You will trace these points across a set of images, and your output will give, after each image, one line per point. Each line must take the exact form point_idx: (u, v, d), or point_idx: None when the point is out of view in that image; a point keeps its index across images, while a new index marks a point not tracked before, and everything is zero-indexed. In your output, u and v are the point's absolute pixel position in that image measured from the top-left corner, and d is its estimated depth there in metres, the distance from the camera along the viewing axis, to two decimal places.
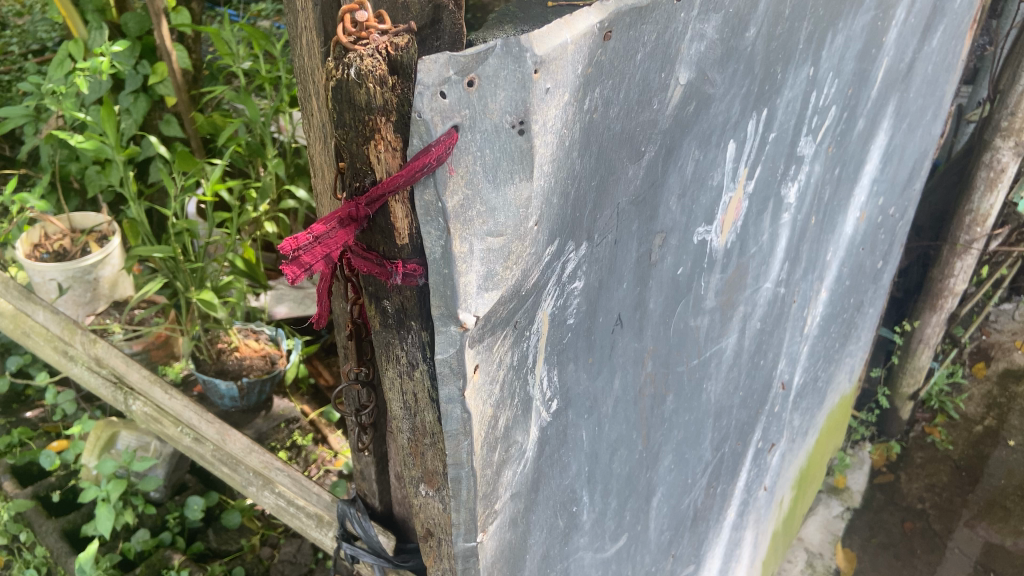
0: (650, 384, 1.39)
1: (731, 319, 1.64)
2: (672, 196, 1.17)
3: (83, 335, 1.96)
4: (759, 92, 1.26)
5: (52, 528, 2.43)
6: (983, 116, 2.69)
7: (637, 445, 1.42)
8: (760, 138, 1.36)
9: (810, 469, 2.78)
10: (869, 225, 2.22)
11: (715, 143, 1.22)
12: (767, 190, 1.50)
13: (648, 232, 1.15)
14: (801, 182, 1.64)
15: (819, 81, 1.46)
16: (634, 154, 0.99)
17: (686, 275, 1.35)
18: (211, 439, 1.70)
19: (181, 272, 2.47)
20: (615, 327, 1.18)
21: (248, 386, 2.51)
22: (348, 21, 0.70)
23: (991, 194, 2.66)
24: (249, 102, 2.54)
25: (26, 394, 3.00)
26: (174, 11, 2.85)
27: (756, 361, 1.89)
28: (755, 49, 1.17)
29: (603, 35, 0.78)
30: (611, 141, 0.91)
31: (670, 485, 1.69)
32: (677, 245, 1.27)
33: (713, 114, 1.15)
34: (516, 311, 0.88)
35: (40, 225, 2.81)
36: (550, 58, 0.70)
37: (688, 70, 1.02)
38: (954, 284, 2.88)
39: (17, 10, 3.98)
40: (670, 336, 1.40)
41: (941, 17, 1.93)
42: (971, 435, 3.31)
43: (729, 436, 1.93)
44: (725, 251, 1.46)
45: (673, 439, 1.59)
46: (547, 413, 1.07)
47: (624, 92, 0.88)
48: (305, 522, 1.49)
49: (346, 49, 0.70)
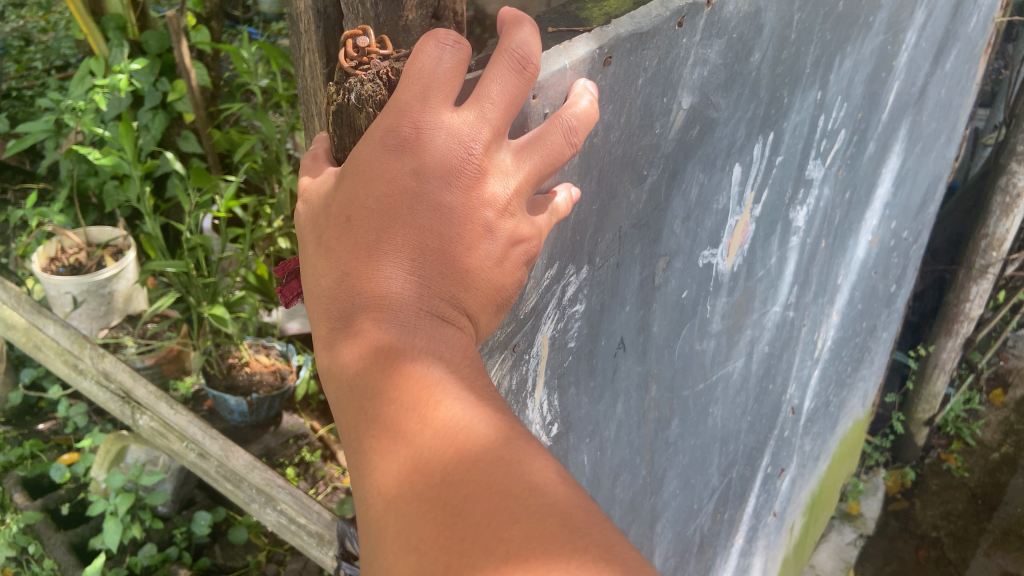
0: (653, 408, 1.40)
1: (738, 343, 1.62)
2: (677, 220, 1.17)
3: (91, 349, 1.97)
4: (766, 115, 1.25)
5: (60, 540, 2.48)
6: (998, 140, 2.67)
7: (640, 469, 1.45)
8: (768, 162, 1.35)
9: (822, 495, 2.74)
10: (881, 248, 2.20)
11: (721, 167, 1.22)
12: (776, 214, 1.50)
13: (651, 255, 1.16)
14: (811, 206, 1.63)
15: (829, 105, 1.46)
16: (637, 178, 1.02)
17: (691, 299, 1.35)
18: (213, 455, 1.69)
19: (193, 288, 2.50)
20: (619, 351, 1.20)
21: (257, 403, 2.52)
22: (348, 46, 0.72)
23: (1007, 218, 2.63)
24: (265, 119, 2.56)
25: (39, 407, 3.01)
26: (194, 29, 2.88)
27: (766, 386, 1.88)
28: (761, 74, 1.17)
29: (602, 61, 0.85)
30: (613, 165, 0.95)
31: (677, 509, 1.69)
32: (683, 268, 1.27)
33: (717, 137, 1.15)
34: (514, 336, 0.92)
35: (57, 239, 2.83)
36: (548, 83, 0.79)
37: (691, 95, 1.03)
38: (970, 309, 2.84)
39: (42, 26, 4.05)
40: (676, 360, 1.40)
41: (954, 41, 1.92)
42: (988, 462, 3.24)
43: (736, 460, 1.92)
44: (732, 274, 1.45)
45: (678, 464, 1.59)
46: (548, 436, 1.11)
47: (625, 116, 0.93)
48: (306, 540, 1.49)
49: (361, 85, 0.79)
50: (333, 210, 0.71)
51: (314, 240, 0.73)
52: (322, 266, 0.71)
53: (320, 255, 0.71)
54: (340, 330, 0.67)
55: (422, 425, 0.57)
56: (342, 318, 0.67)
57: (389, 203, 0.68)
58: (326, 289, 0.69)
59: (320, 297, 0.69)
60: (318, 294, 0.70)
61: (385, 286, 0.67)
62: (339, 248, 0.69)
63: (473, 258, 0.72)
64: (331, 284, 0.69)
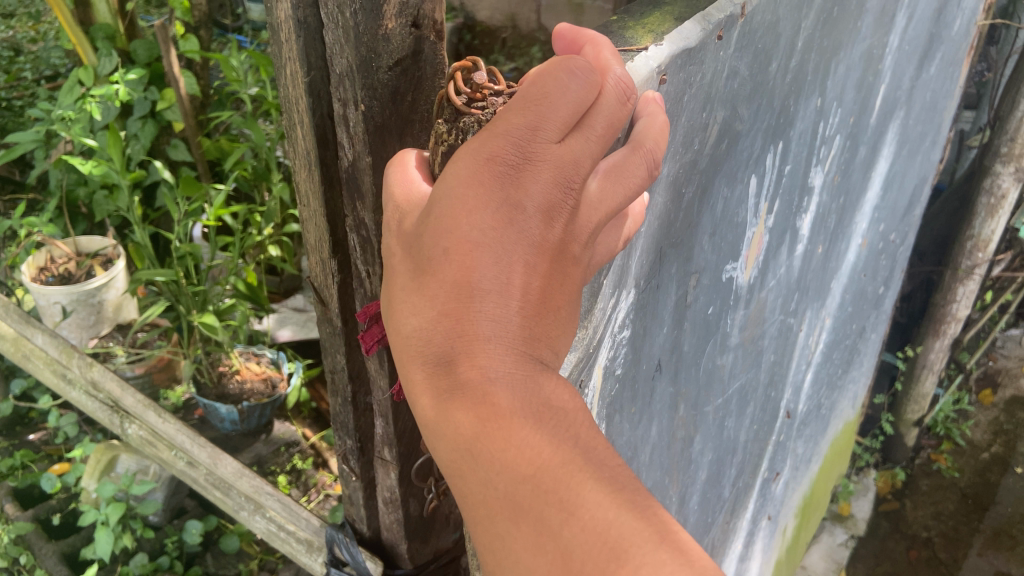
0: (681, 427, 1.42)
1: (754, 354, 1.65)
2: (706, 235, 1.18)
3: (79, 358, 1.97)
4: (777, 125, 1.27)
5: (52, 550, 2.47)
6: (983, 142, 2.69)
7: (669, 492, 1.48)
8: (777, 172, 1.36)
9: (813, 497, 2.76)
10: (869, 250, 2.22)
11: (742, 179, 1.23)
12: (785, 222, 1.51)
13: (685, 274, 1.17)
14: (813, 213, 1.65)
15: (824, 111, 1.48)
16: (677, 196, 1.03)
17: (715, 313, 1.36)
18: (202, 463, 1.68)
19: (183, 296, 2.49)
20: (655, 373, 1.21)
21: (248, 410, 2.53)
22: (460, 81, 0.72)
23: (992, 219, 2.65)
24: (254, 127, 2.56)
25: (30, 417, 3.00)
26: (184, 38, 2.88)
27: (769, 393, 1.89)
28: (777, 84, 1.18)
29: (659, 78, 0.85)
30: (659, 183, 0.96)
31: (698, 525, 1.72)
32: (709, 283, 1.28)
33: (741, 156, 1.16)
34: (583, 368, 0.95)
35: (47, 249, 2.83)
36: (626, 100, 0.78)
37: (723, 109, 1.04)
38: (957, 309, 2.86)
39: (31, 37, 4.05)
40: (700, 377, 1.41)
41: (937, 45, 1.94)
42: (977, 462, 3.26)
43: (741, 470, 1.93)
44: (748, 285, 1.46)
45: (700, 480, 1.62)
46: None
47: (673, 133, 0.93)
48: (295, 547, 1.50)
49: (458, 114, 0.72)
50: (425, 240, 0.61)
51: (400, 270, 0.64)
52: (409, 299, 0.62)
53: (408, 291, 0.62)
54: (442, 382, 0.60)
55: (573, 520, 0.52)
56: (443, 368, 0.59)
57: (501, 247, 0.59)
58: (421, 336, 0.60)
59: (413, 339, 0.61)
60: (406, 337, 0.61)
61: (502, 342, 0.59)
62: (431, 283, 0.60)
63: (573, 293, 0.65)
64: (426, 331, 0.60)
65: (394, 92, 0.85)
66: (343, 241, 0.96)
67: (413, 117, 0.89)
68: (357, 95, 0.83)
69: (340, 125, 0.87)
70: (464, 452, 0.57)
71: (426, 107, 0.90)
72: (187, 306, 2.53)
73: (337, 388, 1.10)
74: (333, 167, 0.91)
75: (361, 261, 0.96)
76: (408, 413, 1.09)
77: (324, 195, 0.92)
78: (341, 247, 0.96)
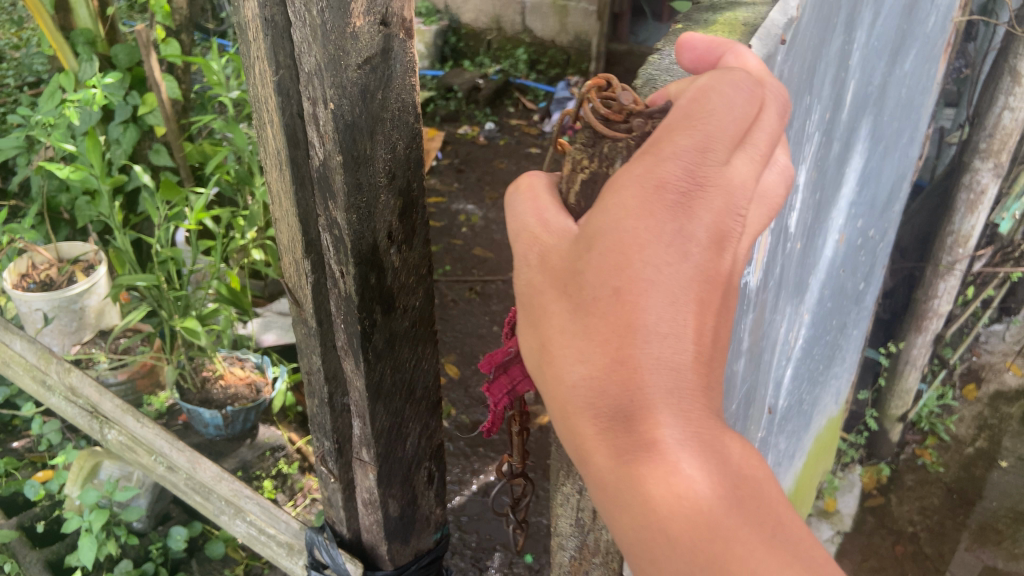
0: None
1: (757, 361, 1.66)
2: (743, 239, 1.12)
3: (58, 363, 1.96)
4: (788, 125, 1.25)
5: (36, 558, 2.41)
6: (962, 139, 2.71)
7: None
8: None
9: (798, 494, 2.76)
10: (849, 247, 2.23)
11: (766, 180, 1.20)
12: (781, 223, 1.50)
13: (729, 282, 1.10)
14: (799, 210, 1.65)
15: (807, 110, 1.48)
16: None
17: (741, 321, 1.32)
18: (182, 467, 1.67)
19: (166, 301, 2.47)
20: None
21: (233, 415, 2.51)
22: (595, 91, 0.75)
23: (972, 215, 2.67)
24: (236, 130, 2.55)
25: (13, 424, 2.98)
26: (164, 42, 2.87)
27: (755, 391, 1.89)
28: (792, 85, 1.18)
29: None
30: None
31: None
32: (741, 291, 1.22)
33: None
34: None
35: (28, 255, 2.81)
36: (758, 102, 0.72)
37: None
38: (938, 305, 2.88)
39: (13, 43, 4.03)
40: None
41: (911, 41, 1.95)
42: (962, 457, 3.27)
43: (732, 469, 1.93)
44: (760, 288, 1.43)
45: None
46: None
47: None
48: (276, 551, 1.49)
49: (601, 135, 0.74)
50: (590, 271, 0.61)
51: (558, 301, 0.63)
52: (574, 331, 0.61)
53: (577, 325, 0.61)
54: (617, 432, 0.60)
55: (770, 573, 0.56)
56: (622, 417, 0.59)
57: (680, 281, 0.59)
58: (592, 372, 0.60)
59: (584, 389, 0.61)
60: (574, 370, 0.61)
61: (679, 375, 0.59)
62: (601, 321, 0.60)
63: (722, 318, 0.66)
64: (597, 367, 0.60)
65: (363, 90, 0.85)
66: (316, 241, 0.95)
67: (385, 115, 0.89)
68: (327, 94, 0.83)
69: (310, 124, 0.86)
70: (648, 494, 0.59)
71: (398, 105, 0.90)
72: (170, 311, 2.50)
73: (313, 389, 1.09)
74: (305, 167, 0.90)
75: (334, 261, 0.95)
76: (384, 413, 1.08)
77: (295, 195, 0.91)
78: (314, 248, 0.95)
